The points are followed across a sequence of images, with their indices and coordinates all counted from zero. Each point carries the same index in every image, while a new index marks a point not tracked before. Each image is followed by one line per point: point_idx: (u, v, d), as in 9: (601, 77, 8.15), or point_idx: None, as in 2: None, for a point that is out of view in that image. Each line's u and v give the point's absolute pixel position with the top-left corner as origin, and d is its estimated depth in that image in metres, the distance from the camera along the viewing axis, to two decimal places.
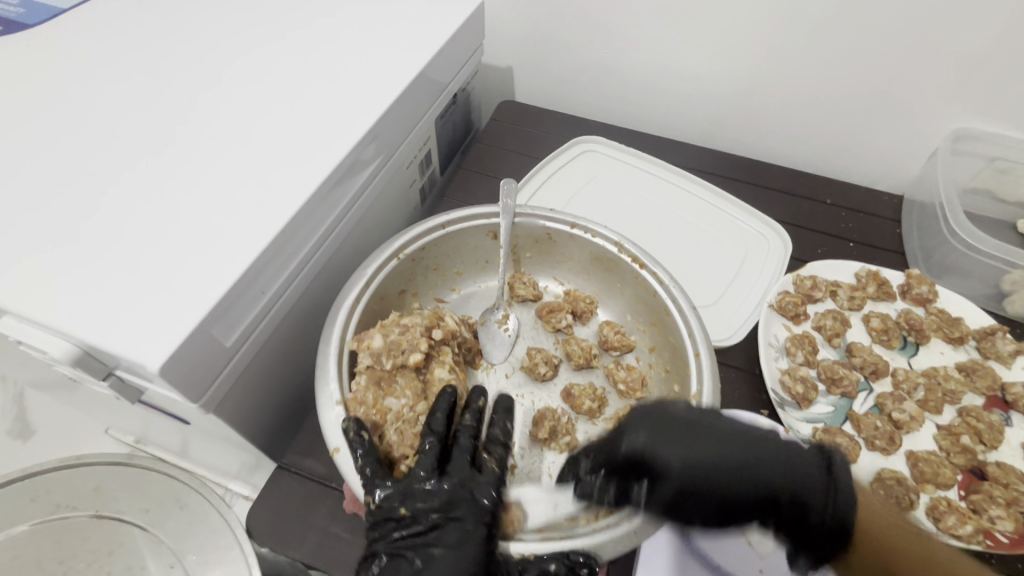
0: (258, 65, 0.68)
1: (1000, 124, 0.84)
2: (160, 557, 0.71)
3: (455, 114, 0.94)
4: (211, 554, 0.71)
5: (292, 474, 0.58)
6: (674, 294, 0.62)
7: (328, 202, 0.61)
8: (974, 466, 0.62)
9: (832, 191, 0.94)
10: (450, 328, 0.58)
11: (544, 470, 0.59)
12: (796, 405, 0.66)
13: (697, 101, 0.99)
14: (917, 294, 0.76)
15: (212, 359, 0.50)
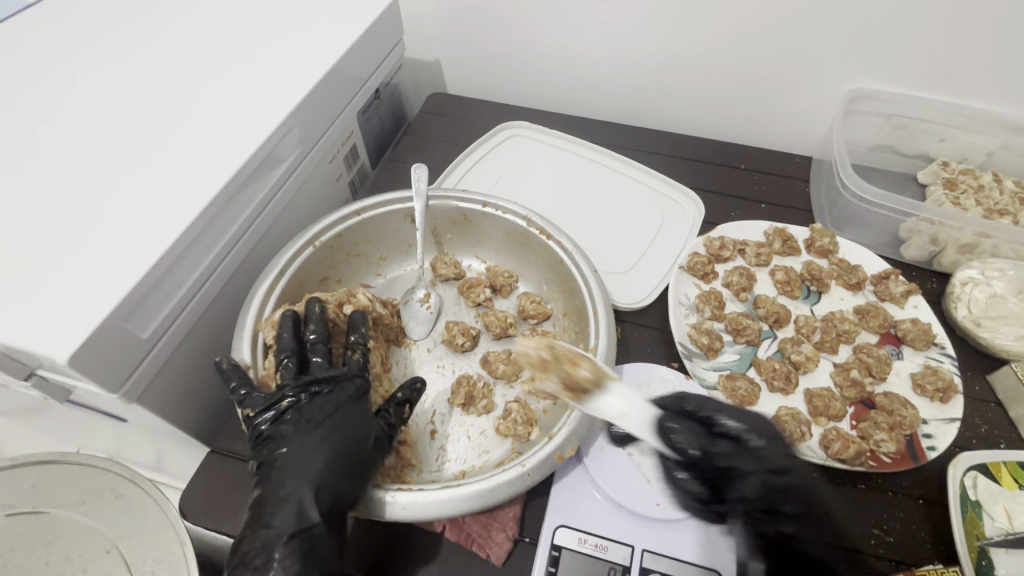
0: (169, 72, 0.70)
1: (892, 83, 0.89)
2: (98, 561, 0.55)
3: (380, 109, 0.97)
4: (149, 547, 0.56)
5: (223, 458, 0.61)
6: (576, 261, 0.67)
7: (241, 197, 0.64)
8: (864, 398, 0.68)
9: (746, 157, 0.98)
10: (361, 301, 0.65)
11: (463, 433, 0.62)
12: (703, 355, 0.71)
13: (617, 81, 1.03)
14: (821, 246, 0.81)
15: (128, 349, 0.52)
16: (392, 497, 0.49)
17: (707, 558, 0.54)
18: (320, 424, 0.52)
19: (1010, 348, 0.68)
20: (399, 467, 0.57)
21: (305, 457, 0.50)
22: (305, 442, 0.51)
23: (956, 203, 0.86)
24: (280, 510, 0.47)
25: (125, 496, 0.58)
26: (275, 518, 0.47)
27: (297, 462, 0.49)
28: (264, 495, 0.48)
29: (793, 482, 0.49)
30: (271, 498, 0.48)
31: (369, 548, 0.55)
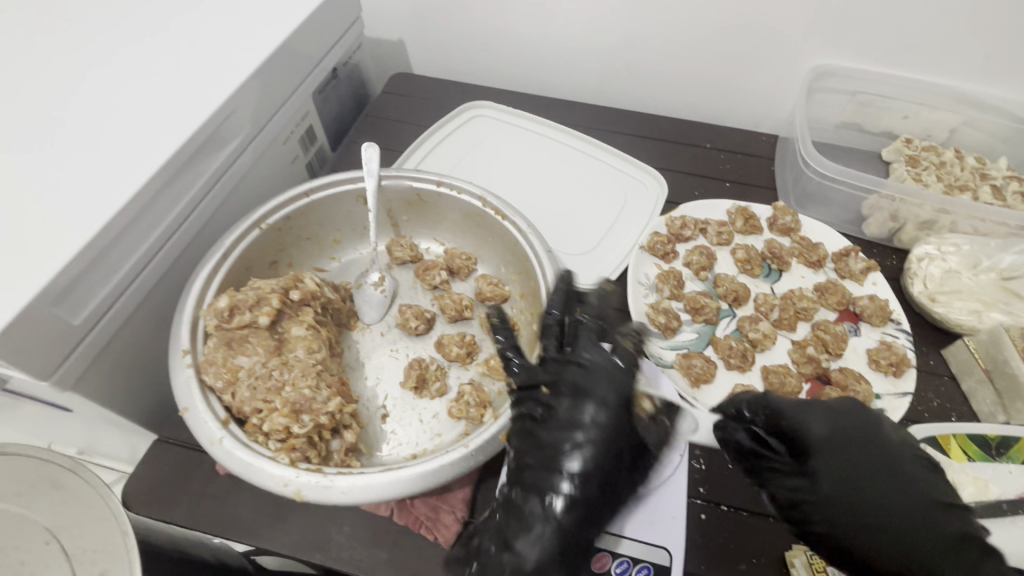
0: (102, 47, 0.66)
1: (857, 59, 0.88)
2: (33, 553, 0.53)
3: (339, 89, 0.94)
4: (88, 536, 0.54)
5: (170, 446, 0.60)
6: (531, 241, 0.66)
7: (183, 178, 0.62)
8: (819, 374, 0.68)
9: (713, 135, 0.97)
10: (308, 288, 0.62)
11: (415, 416, 0.62)
12: (660, 335, 0.70)
13: (583, 58, 1.00)
14: (782, 224, 0.81)
15: (58, 336, 0.50)
16: (331, 481, 0.48)
17: (654, 535, 0.53)
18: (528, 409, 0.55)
19: (963, 322, 0.69)
20: (345, 451, 0.55)
21: (602, 458, 0.51)
22: (613, 413, 0.53)
23: (917, 179, 0.86)
24: (570, 520, 0.49)
25: (63, 486, 0.57)
26: (543, 526, 0.48)
27: (605, 458, 0.51)
28: (535, 487, 0.51)
29: (827, 482, 0.49)
30: (547, 502, 0.49)
31: (316, 532, 0.54)
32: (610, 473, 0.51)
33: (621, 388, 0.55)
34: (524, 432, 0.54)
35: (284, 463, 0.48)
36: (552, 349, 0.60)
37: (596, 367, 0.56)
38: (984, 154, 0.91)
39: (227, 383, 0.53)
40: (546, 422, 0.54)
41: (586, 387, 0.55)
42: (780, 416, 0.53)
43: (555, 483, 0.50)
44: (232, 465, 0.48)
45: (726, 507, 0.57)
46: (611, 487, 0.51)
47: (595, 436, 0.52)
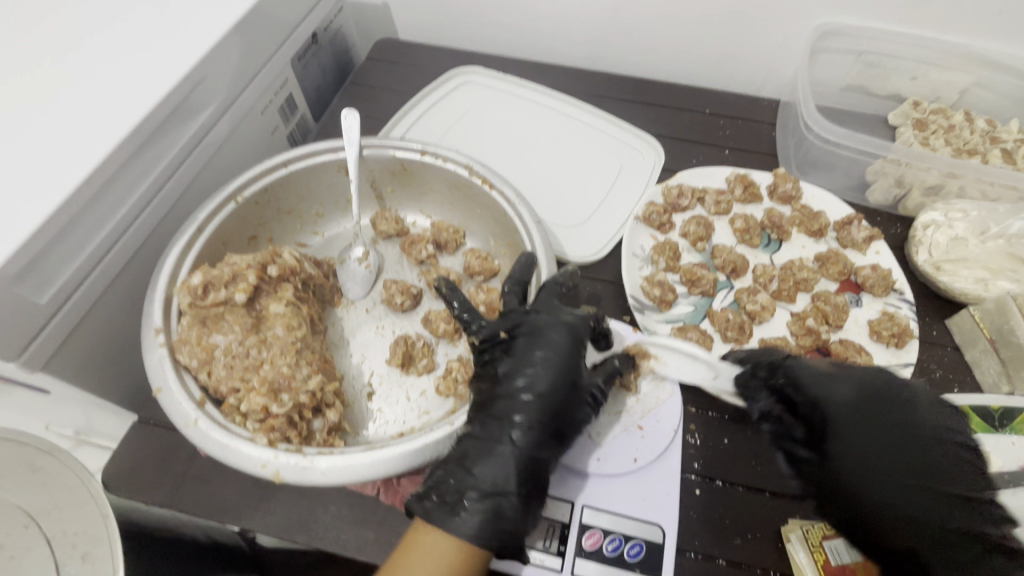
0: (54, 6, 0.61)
1: (864, 17, 0.83)
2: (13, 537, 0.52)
3: (320, 55, 0.89)
4: (68, 519, 0.53)
5: (150, 427, 0.58)
6: (520, 212, 0.64)
7: (152, 150, 0.58)
8: (819, 346, 0.66)
9: (712, 101, 0.93)
10: (287, 263, 0.59)
11: (402, 394, 0.60)
12: (656, 308, 0.68)
13: (575, 21, 0.95)
14: (783, 192, 0.78)
15: (23, 315, 0.48)
16: (311, 461, 0.46)
17: (647, 511, 0.53)
18: (495, 362, 0.55)
19: (969, 292, 0.66)
20: (327, 430, 0.53)
21: (554, 386, 0.51)
22: (561, 353, 0.53)
23: (925, 143, 0.82)
24: (526, 450, 0.49)
25: (42, 469, 0.55)
26: (503, 454, 0.48)
27: (561, 389, 0.51)
28: (489, 437, 0.49)
29: (842, 459, 0.50)
30: (506, 433, 0.49)
31: (301, 512, 0.53)
32: (564, 404, 0.51)
33: (577, 325, 0.55)
34: (534, 387, 0.51)
35: (262, 444, 0.47)
36: (514, 304, 0.58)
37: (551, 309, 0.55)
38: (995, 117, 0.87)
39: (202, 362, 0.51)
40: (505, 358, 0.54)
41: (540, 323, 0.54)
42: (801, 385, 0.53)
43: (515, 414, 0.50)
44: (209, 446, 0.47)
45: (722, 482, 0.56)
46: (566, 416, 0.51)
47: (548, 367, 0.52)
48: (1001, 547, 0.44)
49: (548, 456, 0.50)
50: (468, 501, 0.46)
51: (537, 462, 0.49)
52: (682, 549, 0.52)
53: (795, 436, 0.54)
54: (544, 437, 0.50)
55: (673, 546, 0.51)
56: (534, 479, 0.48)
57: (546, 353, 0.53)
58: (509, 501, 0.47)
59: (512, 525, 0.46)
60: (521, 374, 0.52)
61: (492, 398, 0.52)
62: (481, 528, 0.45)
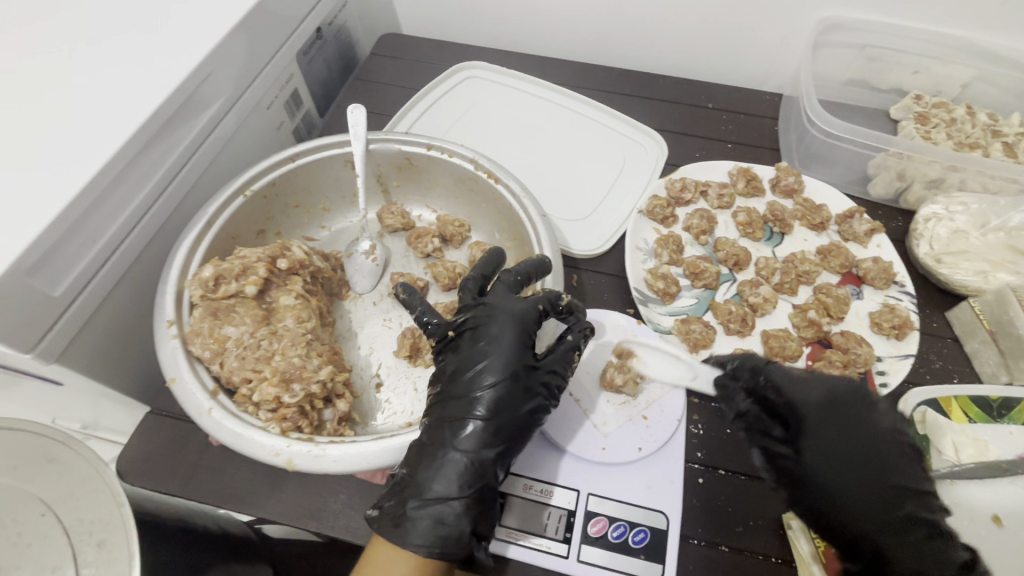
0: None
1: (867, 11, 0.84)
2: (32, 525, 0.53)
3: (325, 50, 0.90)
4: (84, 509, 0.53)
5: (163, 417, 0.59)
6: (525, 205, 0.64)
7: (162, 144, 0.59)
8: (821, 337, 0.67)
9: (715, 95, 0.94)
10: (296, 257, 0.60)
11: (410, 385, 0.61)
12: (659, 301, 0.69)
13: (578, 17, 0.96)
14: (785, 185, 0.78)
15: (40, 308, 0.49)
16: (323, 450, 0.47)
17: (650, 499, 0.54)
18: (446, 361, 0.55)
19: (969, 284, 0.67)
20: (337, 420, 0.54)
21: (497, 380, 0.50)
22: (502, 346, 0.52)
23: (927, 137, 0.83)
24: (471, 451, 0.48)
25: (58, 459, 0.56)
26: (449, 458, 0.48)
27: (504, 385, 0.50)
28: (435, 438, 0.49)
29: (816, 455, 0.52)
30: (452, 436, 0.49)
31: (312, 501, 0.54)
32: (509, 399, 0.50)
33: (521, 317, 0.53)
34: (478, 385, 0.50)
35: (275, 433, 0.48)
36: (470, 297, 0.58)
37: (496, 303, 0.55)
38: (997, 111, 0.88)
39: (214, 353, 0.52)
40: (454, 357, 0.54)
41: (485, 320, 0.54)
42: (782, 389, 0.55)
43: (461, 415, 0.49)
44: (222, 435, 0.48)
45: (724, 471, 0.57)
46: (512, 412, 0.50)
47: (492, 363, 0.51)
48: (941, 533, 0.47)
49: (495, 456, 0.48)
50: (411, 509, 0.46)
51: (484, 462, 0.48)
52: (685, 535, 0.53)
53: (771, 435, 0.55)
54: (489, 436, 0.49)
55: (677, 533, 0.52)
56: (483, 480, 0.48)
57: (487, 347, 0.52)
58: (452, 507, 0.46)
59: (457, 531, 0.46)
60: (467, 373, 0.51)
61: (442, 400, 0.51)
62: (425, 536, 0.45)
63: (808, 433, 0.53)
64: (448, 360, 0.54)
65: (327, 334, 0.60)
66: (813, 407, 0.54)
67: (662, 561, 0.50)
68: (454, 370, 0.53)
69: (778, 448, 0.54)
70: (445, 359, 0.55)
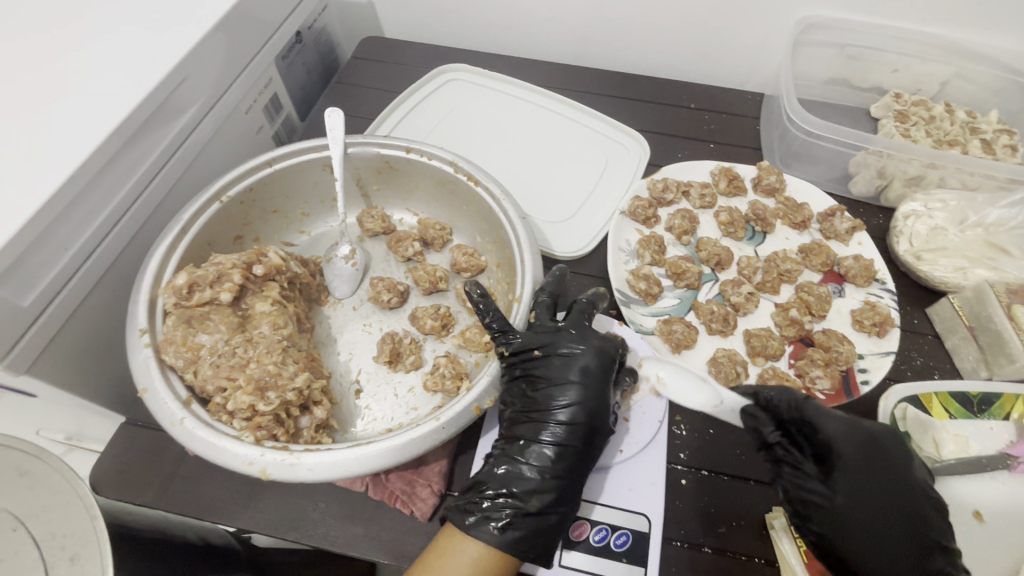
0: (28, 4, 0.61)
1: (845, 10, 0.84)
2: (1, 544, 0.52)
3: (305, 54, 0.89)
4: (56, 525, 0.52)
5: (139, 428, 0.58)
6: (505, 208, 0.64)
7: (134, 150, 0.58)
8: (803, 335, 0.67)
9: (697, 95, 0.94)
10: (273, 262, 0.59)
11: (390, 391, 0.60)
12: (641, 301, 0.69)
13: (559, 18, 0.95)
14: (766, 184, 0.78)
15: (7, 319, 0.48)
16: (297, 459, 0.46)
17: (632, 502, 0.54)
18: (524, 378, 0.56)
19: (948, 280, 0.68)
20: (315, 427, 0.53)
21: (590, 404, 0.53)
22: (594, 374, 0.55)
23: (907, 134, 0.83)
24: (566, 469, 0.51)
25: (28, 473, 0.55)
26: (543, 472, 0.51)
27: (596, 412, 0.53)
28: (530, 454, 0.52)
29: (851, 502, 0.49)
30: (545, 455, 0.52)
31: (291, 510, 0.53)
32: (598, 426, 0.53)
33: (606, 347, 0.56)
34: (573, 409, 0.53)
35: (249, 442, 0.47)
36: (545, 318, 0.59)
37: (581, 331, 0.57)
38: (975, 107, 0.88)
39: (188, 362, 0.51)
40: (540, 375, 0.55)
41: (575, 346, 0.56)
42: (821, 428, 0.51)
43: (552, 434, 0.52)
44: (194, 445, 0.47)
45: (707, 472, 0.56)
46: (600, 437, 0.53)
47: (582, 390, 0.54)
48: None
49: (586, 472, 0.52)
50: (509, 519, 0.49)
51: (576, 480, 0.52)
52: (667, 538, 0.52)
53: (803, 468, 0.51)
54: (576, 457, 0.52)
55: (659, 535, 0.52)
56: (574, 496, 0.51)
57: (579, 372, 0.54)
58: (549, 518, 0.50)
59: (549, 538, 0.49)
60: (559, 395, 0.54)
61: (530, 418, 0.54)
62: (521, 544, 0.48)
63: (845, 478, 0.49)
64: (529, 377, 0.56)
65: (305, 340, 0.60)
66: (853, 450, 0.50)
67: (644, 564, 0.50)
68: (541, 388, 0.55)
69: (807, 490, 0.50)
70: (522, 374, 0.56)
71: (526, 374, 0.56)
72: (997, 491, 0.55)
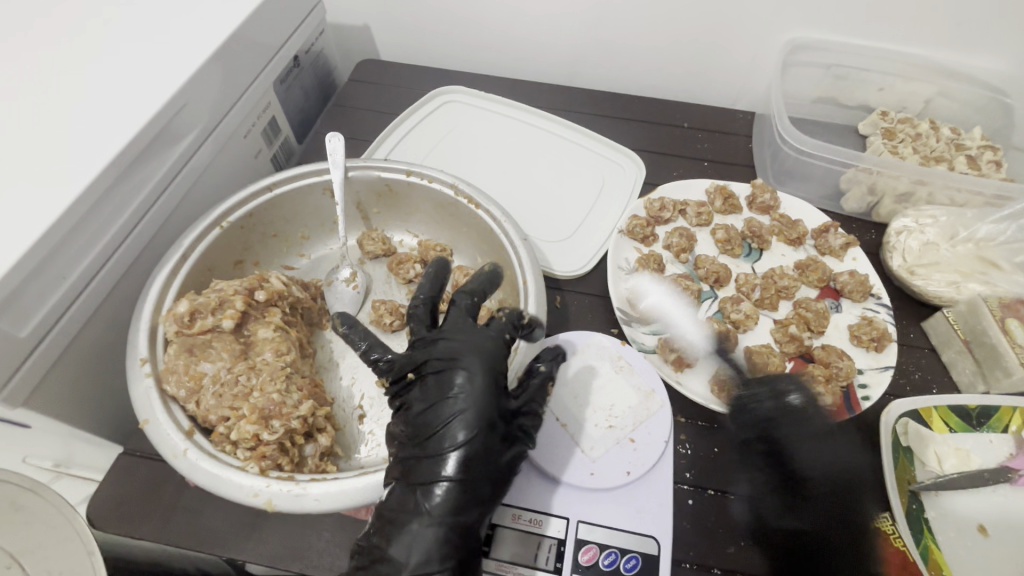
0: (28, 34, 0.61)
1: (831, 32, 0.86)
2: None
3: (303, 78, 0.90)
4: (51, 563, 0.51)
5: (137, 459, 0.57)
6: (505, 229, 0.64)
7: (135, 178, 0.58)
8: (803, 352, 0.68)
9: (690, 114, 0.95)
10: (275, 288, 0.59)
11: (393, 415, 0.60)
12: (642, 319, 0.69)
13: (554, 39, 0.97)
14: (761, 202, 0.80)
15: (4, 351, 0.47)
16: (304, 489, 0.46)
17: (641, 524, 0.53)
18: (409, 403, 0.50)
19: (942, 295, 0.69)
20: (319, 455, 0.53)
21: (472, 429, 0.46)
22: (476, 392, 0.47)
23: (894, 151, 0.85)
24: (448, 515, 0.45)
25: (23, 508, 0.54)
26: (419, 529, 0.44)
27: (478, 436, 0.46)
28: (411, 497, 0.46)
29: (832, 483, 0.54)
30: (421, 502, 0.45)
31: (295, 540, 0.52)
32: (485, 456, 0.46)
33: (489, 353, 0.50)
34: (456, 438, 0.46)
35: (253, 473, 0.46)
36: (423, 329, 0.54)
37: (455, 336, 0.51)
38: (959, 124, 0.91)
39: (190, 392, 0.50)
40: (417, 397, 0.50)
41: (449, 363, 0.49)
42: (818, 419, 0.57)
43: (431, 475, 0.46)
44: (197, 476, 0.46)
45: (714, 492, 0.56)
46: (489, 469, 0.47)
47: (460, 416, 0.47)
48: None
49: (473, 517, 0.46)
50: None
51: (462, 527, 0.45)
52: (677, 561, 0.52)
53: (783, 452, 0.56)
54: (469, 495, 0.46)
55: (668, 558, 0.51)
56: (460, 542, 0.45)
57: (463, 387, 0.48)
58: None
59: None
60: (444, 427, 0.47)
61: (409, 458, 0.47)
62: None
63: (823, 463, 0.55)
64: (413, 402, 0.50)
65: (307, 365, 0.59)
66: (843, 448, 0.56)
67: None
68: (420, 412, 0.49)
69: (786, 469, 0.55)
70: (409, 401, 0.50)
71: (407, 398, 0.51)
72: (997, 504, 0.56)
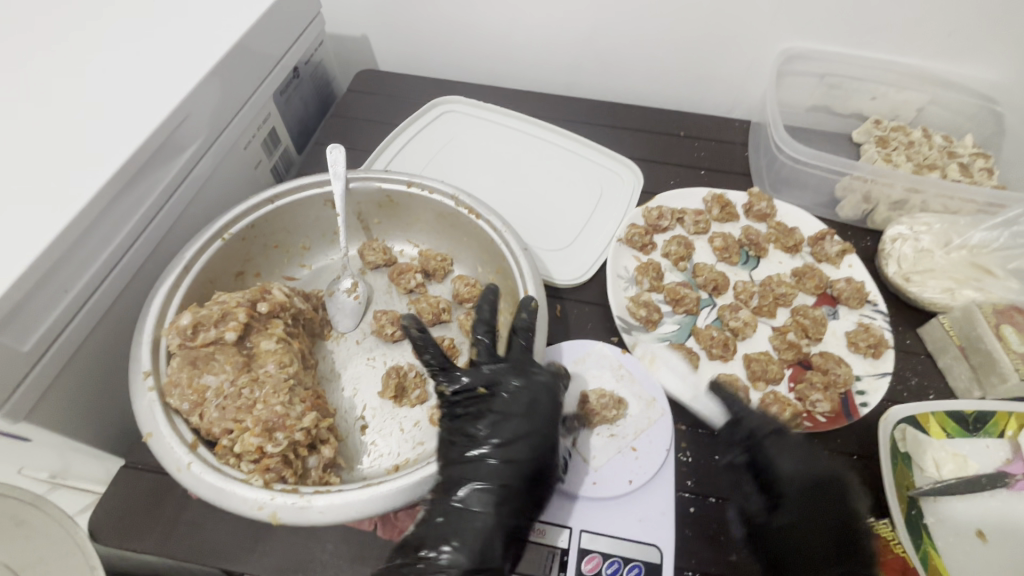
0: (30, 47, 0.61)
1: (825, 42, 0.88)
2: None
3: (302, 88, 0.90)
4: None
5: (138, 471, 0.57)
6: (506, 239, 0.65)
7: (137, 190, 0.58)
8: (801, 358, 0.68)
9: (686, 123, 0.96)
10: (277, 299, 0.59)
11: (396, 426, 0.60)
12: (642, 328, 0.70)
13: (551, 50, 0.98)
14: (758, 210, 0.81)
15: (6, 365, 0.47)
16: (308, 501, 0.46)
17: (643, 533, 0.53)
18: (470, 413, 0.55)
19: (937, 301, 0.70)
20: (322, 467, 0.53)
21: (538, 447, 0.53)
22: (543, 412, 0.54)
23: (888, 159, 0.86)
24: (504, 519, 0.50)
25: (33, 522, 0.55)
26: (477, 528, 0.49)
27: (544, 454, 0.53)
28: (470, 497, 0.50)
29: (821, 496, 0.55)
30: (481, 501, 0.50)
31: (298, 552, 0.52)
32: (543, 470, 0.52)
33: (555, 383, 0.56)
34: (525, 451, 0.52)
35: (257, 486, 0.47)
36: (486, 352, 0.59)
37: (529, 366, 0.57)
38: (951, 132, 0.92)
39: (193, 405, 0.50)
40: (485, 410, 0.54)
41: (521, 385, 0.55)
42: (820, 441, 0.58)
43: (492, 480, 0.51)
44: (201, 489, 0.46)
45: (715, 499, 0.57)
46: (544, 482, 0.52)
47: (526, 433, 0.53)
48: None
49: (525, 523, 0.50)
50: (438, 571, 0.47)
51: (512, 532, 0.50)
52: (681, 569, 0.52)
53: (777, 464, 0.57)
54: (527, 502, 0.51)
55: (671, 565, 0.52)
56: (508, 548, 0.49)
57: (535, 406, 0.54)
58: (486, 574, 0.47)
59: None
60: (512, 439, 0.52)
61: (470, 462, 0.52)
62: None
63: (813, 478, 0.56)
64: (477, 415, 0.55)
65: (310, 376, 0.59)
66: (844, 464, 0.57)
67: None
68: (485, 424, 0.54)
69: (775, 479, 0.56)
70: (470, 412, 0.55)
71: (470, 410, 0.55)
72: (994, 508, 0.56)
